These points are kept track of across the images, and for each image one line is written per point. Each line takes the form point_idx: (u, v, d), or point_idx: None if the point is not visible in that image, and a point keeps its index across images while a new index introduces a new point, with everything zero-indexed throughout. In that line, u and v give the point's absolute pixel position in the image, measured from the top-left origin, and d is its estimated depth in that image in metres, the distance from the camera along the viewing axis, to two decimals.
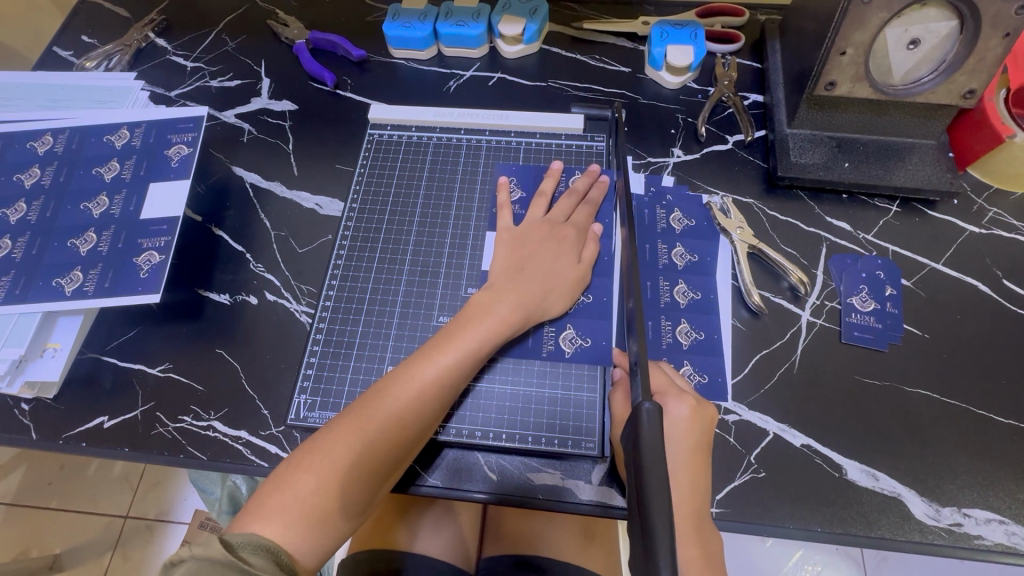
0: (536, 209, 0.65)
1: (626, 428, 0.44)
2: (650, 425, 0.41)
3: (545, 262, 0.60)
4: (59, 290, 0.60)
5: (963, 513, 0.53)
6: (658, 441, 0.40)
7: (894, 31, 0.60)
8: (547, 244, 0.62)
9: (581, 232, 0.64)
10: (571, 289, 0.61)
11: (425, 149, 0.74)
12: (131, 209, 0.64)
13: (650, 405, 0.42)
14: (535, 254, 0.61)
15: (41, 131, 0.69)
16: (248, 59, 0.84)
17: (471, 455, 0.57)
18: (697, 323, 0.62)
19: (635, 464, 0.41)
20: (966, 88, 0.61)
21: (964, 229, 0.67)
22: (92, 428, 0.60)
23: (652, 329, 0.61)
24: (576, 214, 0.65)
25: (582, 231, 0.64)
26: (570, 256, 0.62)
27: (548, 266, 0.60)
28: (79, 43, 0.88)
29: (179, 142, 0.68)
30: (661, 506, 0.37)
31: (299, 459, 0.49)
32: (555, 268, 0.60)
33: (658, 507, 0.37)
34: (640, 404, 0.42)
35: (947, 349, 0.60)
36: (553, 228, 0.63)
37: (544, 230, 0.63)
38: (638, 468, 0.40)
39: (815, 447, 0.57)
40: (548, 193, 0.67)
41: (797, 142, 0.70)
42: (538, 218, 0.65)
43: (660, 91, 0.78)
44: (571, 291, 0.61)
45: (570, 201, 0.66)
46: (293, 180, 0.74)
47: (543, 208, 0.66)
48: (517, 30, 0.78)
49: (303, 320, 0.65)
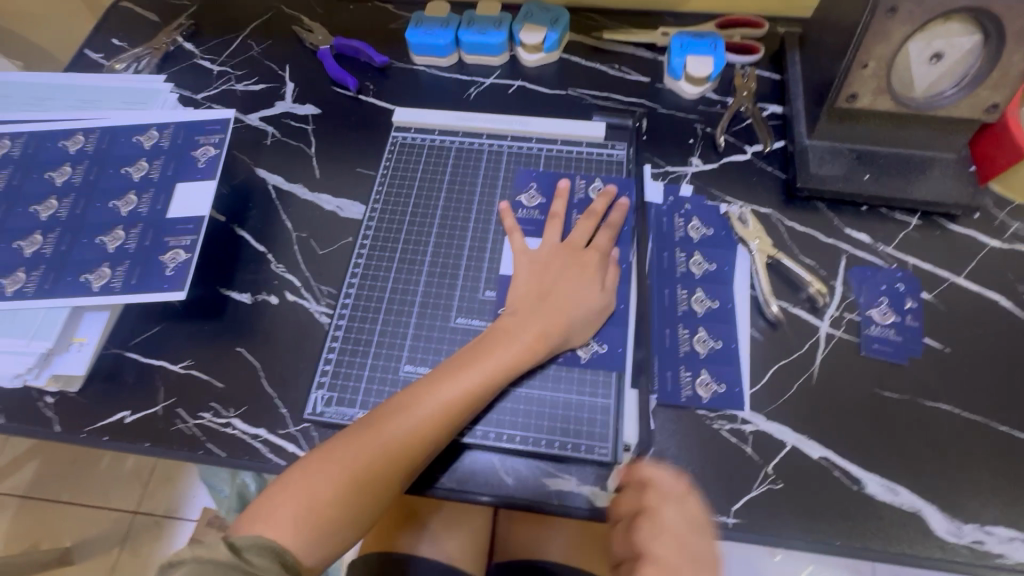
0: (551, 232, 0.66)
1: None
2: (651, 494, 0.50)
3: (566, 285, 0.61)
4: (87, 286, 0.61)
5: (984, 530, 0.53)
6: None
7: (916, 45, 0.60)
8: (570, 270, 0.62)
9: (603, 255, 0.64)
10: (595, 317, 0.60)
11: (445, 154, 0.75)
12: (159, 208, 0.65)
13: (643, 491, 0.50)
14: (557, 280, 0.61)
15: (73, 130, 0.71)
16: (273, 64, 0.86)
17: (486, 457, 0.58)
18: (714, 331, 0.62)
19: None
20: (989, 103, 0.61)
21: (986, 243, 0.67)
22: (114, 422, 0.60)
23: (668, 338, 0.61)
24: (597, 236, 0.65)
25: (603, 255, 0.64)
26: (593, 284, 0.61)
27: (572, 294, 0.60)
28: (109, 46, 0.90)
29: (206, 143, 0.69)
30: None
31: (312, 466, 0.51)
32: (577, 293, 0.60)
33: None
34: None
35: (968, 364, 0.60)
36: (574, 253, 0.63)
37: (563, 255, 0.63)
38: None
39: (834, 459, 0.56)
40: (562, 212, 0.67)
41: (818, 153, 0.70)
42: (556, 241, 0.65)
43: (678, 101, 0.79)
44: (592, 320, 0.60)
45: (591, 223, 0.66)
46: (314, 183, 0.75)
47: (559, 230, 0.66)
48: (537, 39, 0.79)
49: (322, 319, 0.66)
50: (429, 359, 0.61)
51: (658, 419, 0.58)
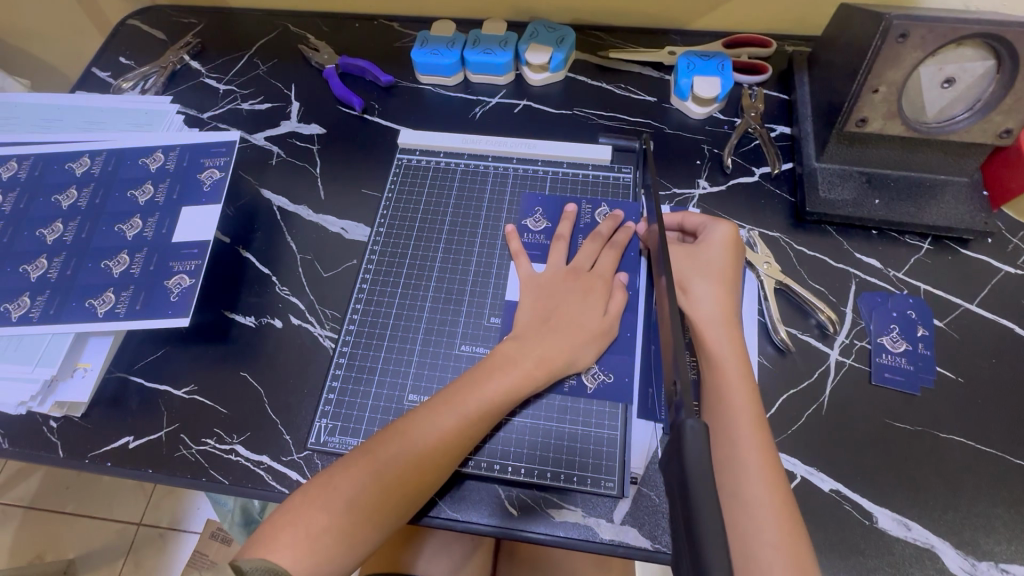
0: (556, 255, 0.65)
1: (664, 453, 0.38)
2: (696, 443, 0.35)
3: (570, 311, 0.60)
4: (91, 312, 0.61)
5: (1000, 569, 0.52)
6: (707, 467, 0.34)
7: (928, 69, 0.59)
8: (573, 293, 0.62)
9: (606, 281, 0.63)
10: (599, 340, 0.60)
11: (452, 175, 0.74)
12: (164, 231, 0.65)
13: (695, 421, 0.36)
14: (561, 305, 0.61)
15: (80, 153, 0.71)
16: (279, 83, 0.86)
17: (490, 487, 0.57)
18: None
19: (681, 497, 0.34)
20: (1002, 128, 0.60)
21: (999, 269, 0.65)
22: (117, 447, 0.60)
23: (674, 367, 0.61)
24: (602, 259, 0.65)
25: (607, 279, 0.63)
26: (596, 307, 0.61)
27: (575, 318, 0.60)
28: (117, 65, 0.90)
29: (211, 166, 0.69)
30: (716, 548, 0.30)
31: (314, 494, 0.51)
32: (582, 318, 0.60)
33: (711, 548, 0.30)
34: (683, 421, 0.36)
35: (982, 395, 0.59)
36: (579, 278, 0.63)
37: (568, 280, 0.63)
38: (688, 511, 0.33)
39: (845, 492, 0.55)
40: (567, 234, 0.67)
41: (827, 177, 0.69)
42: (561, 265, 0.64)
43: (685, 121, 0.78)
44: (596, 345, 0.60)
45: (596, 245, 0.65)
46: (319, 204, 0.75)
47: (564, 253, 0.65)
48: (543, 59, 0.79)
49: (327, 344, 0.65)
50: (433, 387, 0.61)
51: None
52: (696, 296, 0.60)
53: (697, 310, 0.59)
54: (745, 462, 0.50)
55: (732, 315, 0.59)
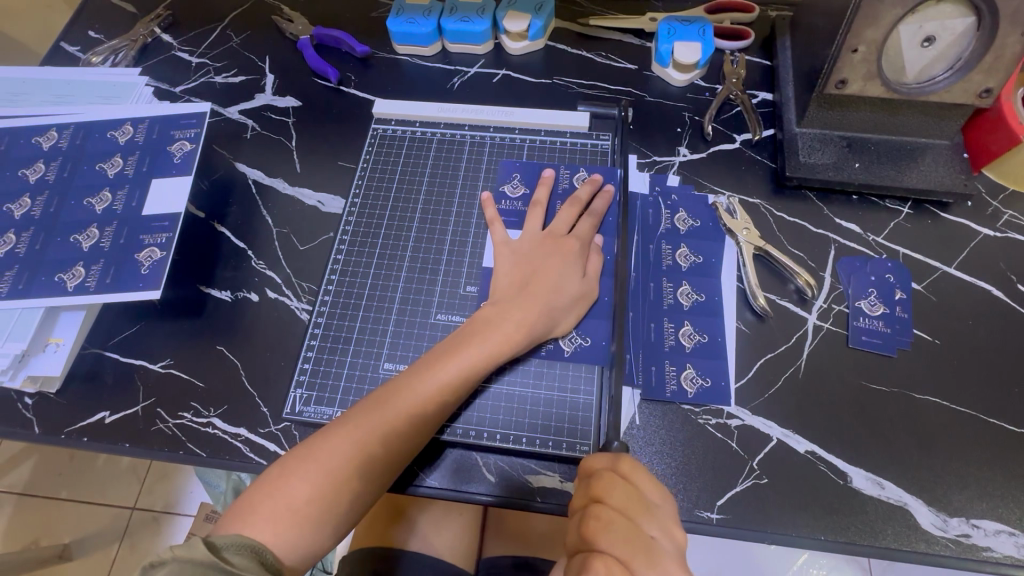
0: (534, 222, 0.64)
1: None
2: None
3: (547, 276, 0.59)
4: (61, 286, 0.60)
5: (971, 524, 0.52)
6: None
7: (908, 28, 0.58)
8: (550, 258, 0.61)
9: (584, 244, 0.62)
10: (576, 305, 0.59)
11: (429, 145, 0.73)
12: (134, 204, 0.64)
13: None
14: (537, 270, 0.60)
15: (47, 126, 0.69)
16: (252, 55, 0.84)
17: (469, 455, 0.57)
18: (701, 325, 0.61)
19: None
20: (982, 88, 0.59)
21: (978, 232, 0.65)
22: (93, 422, 0.60)
23: (653, 332, 0.60)
24: (580, 224, 0.64)
25: (584, 242, 0.63)
26: (575, 272, 0.60)
27: (552, 283, 0.59)
28: (86, 39, 0.88)
29: (182, 138, 0.68)
30: None
31: (292, 466, 0.50)
32: (559, 284, 0.59)
33: None
34: None
35: (958, 356, 0.59)
36: (555, 242, 0.62)
37: (546, 245, 0.62)
38: None
39: (820, 453, 0.55)
40: (544, 200, 0.66)
41: (807, 142, 0.68)
42: (537, 230, 0.64)
43: (666, 89, 0.77)
44: (574, 309, 0.59)
45: (574, 211, 0.65)
46: (295, 177, 0.74)
47: (541, 220, 0.64)
48: (521, 26, 0.77)
49: (303, 317, 0.65)
50: (409, 355, 0.60)
51: (677, 362, 0.59)
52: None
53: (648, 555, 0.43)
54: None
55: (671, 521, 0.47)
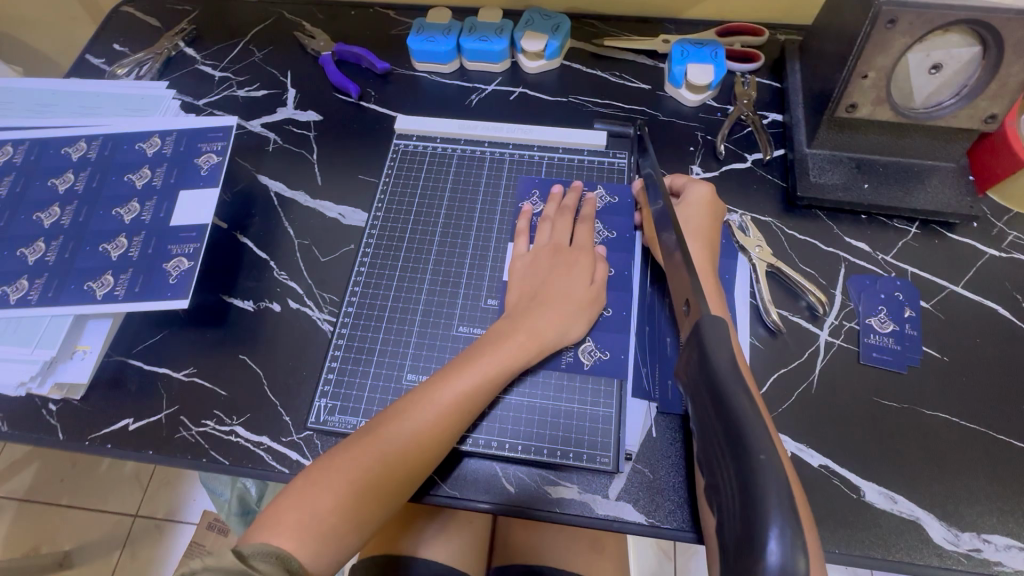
0: (561, 232, 0.66)
1: (695, 398, 0.37)
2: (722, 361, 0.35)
3: (555, 284, 0.61)
4: (90, 294, 0.61)
5: (982, 539, 0.53)
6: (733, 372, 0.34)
7: (916, 56, 0.60)
8: (557, 266, 0.63)
9: (591, 253, 0.64)
10: (585, 308, 0.61)
11: (449, 160, 0.75)
12: (162, 215, 0.65)
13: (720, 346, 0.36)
14: (547, 279, 0.62)
15: (76, 137, 0.71)
16: (274, 70, 0.86)
17: (488, 465, 0.58)
18: (665, 329, 0.63)
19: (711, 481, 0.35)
20: (988, 113, 0.62)
21: (984, 252, 0.67)
22: (117, 429, 0.61)
23: (648, 336, 0.63)
24: (581, 234, 0.66)
25: (590, 252, 0.64)
26: (582, 276, 0.62)
27: (561, 287, 0.61)
28: (111, 51, 0.90)
29: (209, 151, 0.69)
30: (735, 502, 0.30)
31: (315, 476, 0.51)
32: (567, 288, 0.61)
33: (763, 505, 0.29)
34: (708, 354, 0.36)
35: (966, 373, 0.60)
36: (561, 251, 0.64)
37: (550, 254, 0.64)
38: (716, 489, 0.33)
39: (834, 468, 0.57)
40: (572, 208, 0.68)
41: (817, 162, 0.70)
42: (546, 242, 0.65)
43: (679, 108, 0.79)
44: (583, 317, 0.60)
45: (578, 224, 0.66)
46: (316, 190, 0.75)
47: (567, 230, 0.66)
48: (539, 46, 0.80)
49: (325, 327, 0.66)
50: (431, 366, 0.62)
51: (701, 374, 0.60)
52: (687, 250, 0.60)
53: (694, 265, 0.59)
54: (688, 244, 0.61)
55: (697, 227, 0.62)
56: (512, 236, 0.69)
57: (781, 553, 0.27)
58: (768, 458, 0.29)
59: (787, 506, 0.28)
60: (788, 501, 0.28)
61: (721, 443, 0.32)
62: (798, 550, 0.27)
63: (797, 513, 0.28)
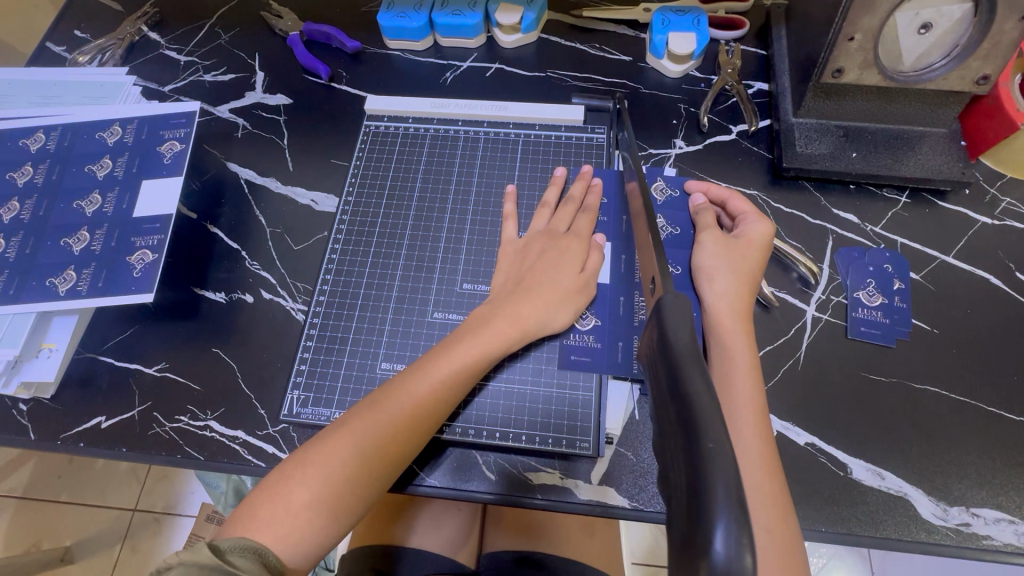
0: (560, 220, 0.63)
1: (656, 380, 0.36)
2: (684, 345, 0.34)
3: (547, 276, 0.58)
4: (52, 290, 0.59)
5: (971, 513, 0.52)
6: (694, 354, 0.33)
7: (905, 15, 0.57)
8: (549, 254, 0.60)
9: (583, 241, 0.62)
10: (573, 299, 0.58)
11: (421, 141, 0.73)
12: (124, 206, 0.63)
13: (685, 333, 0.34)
14: (535, 265, 0.60)
15: (33, 128, 0.68)
16: (241, 53, 0.83)
17: (470, 453, 0.57)
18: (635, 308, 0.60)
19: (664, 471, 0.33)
20: (979, 74, 0.59)
21: (976, 220, 0.65)
22: (89, 428, 0.59)
23: (622, 306, 0.60)
24: (577, 222, 0.63)
25: (585, 240, 0.62)
26: (572, 266, 0.59)
27: (549, 277, 0.58)
28: (72, 38, 0.86)
29: (171, 138, 0.67)
30: (683, 489, 0.29)
31: (290, 470, 0.50)
32: (556, 278, 0.58)
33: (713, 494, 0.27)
34: (671, 337, 0.34)
35: (957, 345, 0.59)
36: (555, 238, 0.62)
37: (543, 240, 0.61)
38: (668, 474, 0.32)
39: (820, 445, 0.55)
40: (578, 198, 0.65)
41: (804, 132, 0.68)
42: (540, 229, 0.63)
43: (662, 80, 0.76)
44: (570, 305, 0.58)
45: (571, 209, 0.64)
46: (288, 176, 0.73)
47: (566, 218, 0.63)
48: (514, 19, 0.76)
49: (298, 317, 0.64)
50: (406, 354, 0.60)
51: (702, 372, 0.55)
52: (720, 285, 0.54)
53: (719, 305, 0.53)
54: (722, 275, 0.55)
55: (744, 260, 0.55)
56: (492, 219, 0.67)
57: (726, 553, 0.25)
58: (718, 446, 0.27)
59: (739, 500, 0.26)
60: (738, 496, 0.26)
61: (676, 431, 0.30)
62: (743, 548, 0.25)
63: (747, 508, 0.26)
